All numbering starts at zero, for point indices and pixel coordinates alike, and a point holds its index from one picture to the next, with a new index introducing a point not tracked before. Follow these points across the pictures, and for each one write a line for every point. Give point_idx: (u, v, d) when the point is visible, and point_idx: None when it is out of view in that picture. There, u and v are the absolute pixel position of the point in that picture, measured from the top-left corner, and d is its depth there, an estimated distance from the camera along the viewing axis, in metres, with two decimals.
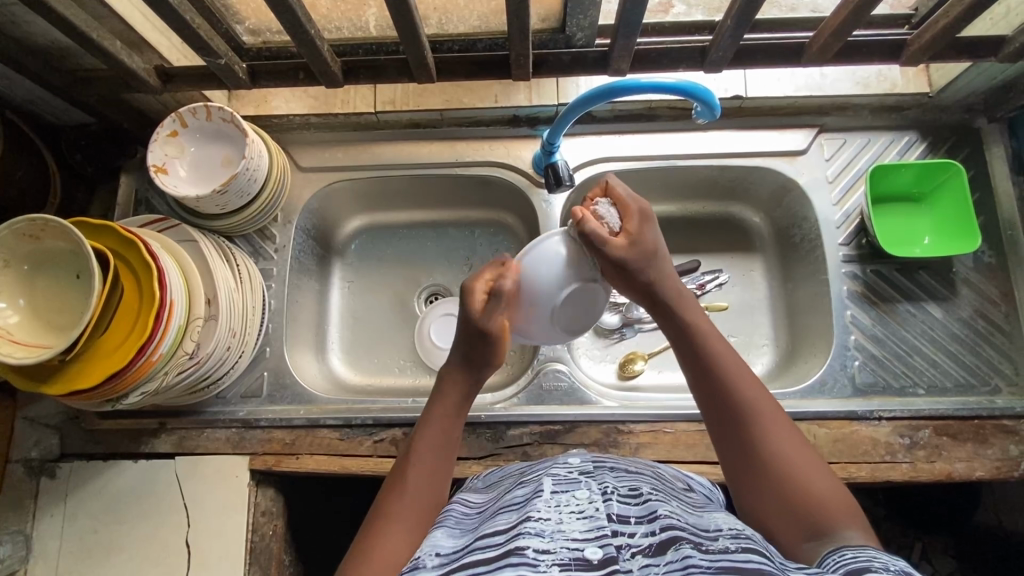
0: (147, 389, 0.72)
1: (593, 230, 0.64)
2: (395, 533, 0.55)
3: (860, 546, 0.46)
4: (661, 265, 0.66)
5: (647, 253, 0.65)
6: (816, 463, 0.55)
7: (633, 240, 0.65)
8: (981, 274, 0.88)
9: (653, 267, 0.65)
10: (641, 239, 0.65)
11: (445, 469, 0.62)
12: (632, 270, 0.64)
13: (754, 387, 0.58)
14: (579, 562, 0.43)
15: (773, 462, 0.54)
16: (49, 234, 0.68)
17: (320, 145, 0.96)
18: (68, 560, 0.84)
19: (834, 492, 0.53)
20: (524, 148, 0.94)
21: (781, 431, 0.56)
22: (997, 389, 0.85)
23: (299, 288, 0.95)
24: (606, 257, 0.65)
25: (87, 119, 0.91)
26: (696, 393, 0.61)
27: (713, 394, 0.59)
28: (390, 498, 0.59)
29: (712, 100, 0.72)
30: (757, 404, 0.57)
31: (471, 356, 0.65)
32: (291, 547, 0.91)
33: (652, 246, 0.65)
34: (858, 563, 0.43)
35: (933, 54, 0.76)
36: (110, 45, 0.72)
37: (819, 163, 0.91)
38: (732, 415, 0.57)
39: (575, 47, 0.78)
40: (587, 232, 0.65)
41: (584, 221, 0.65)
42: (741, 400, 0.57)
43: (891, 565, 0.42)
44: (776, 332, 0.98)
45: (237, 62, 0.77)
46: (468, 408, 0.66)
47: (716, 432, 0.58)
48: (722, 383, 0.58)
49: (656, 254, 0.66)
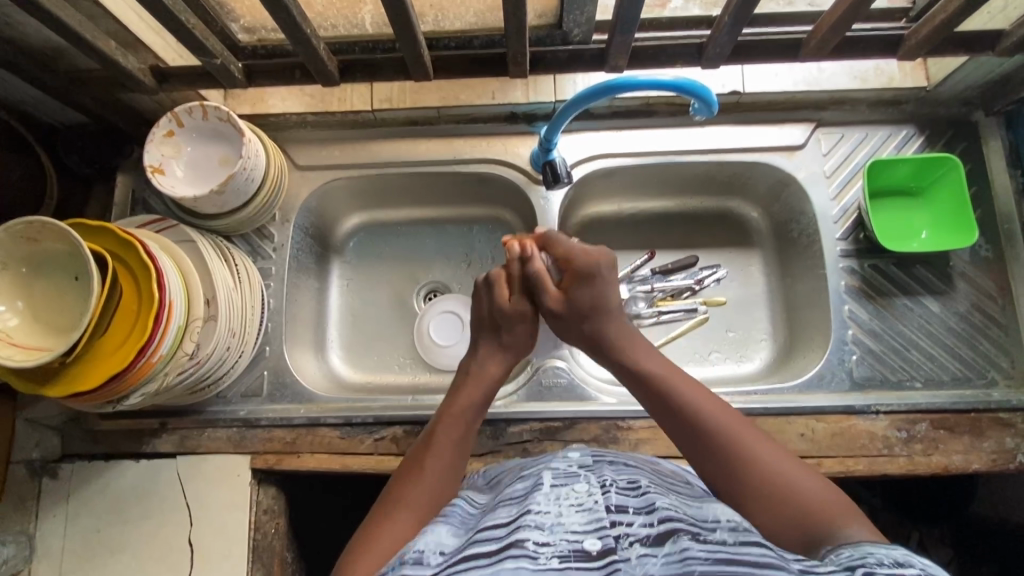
0: (148, 390, 0.72)
1: (535, 272, 0.72)
2: (401, 519, 0.56)
3: (857, 542, 0.46)
4: (609, 314, 0.70)
5: (586, 310, 0.70)
6: (790, 461, 0.57)
7: (570, 295, 0.70)
8: (979, 268, 0.89)
9: (597, 318, 0.69)
10: (580, 295, 0.70)
11: (455, 467, 0.63)
12: (570, 320, 0.70)
13: (715, 407, 0.61)
14: (579, 554, 0.43)
15: (751, 472, 0.56)
16: (47, 236, 0.68)
17: (316, 143, 0.95)
18: (72, 559, 0.84)
19: (812, 485, 0.54)
20: (522, 145, 0.94)
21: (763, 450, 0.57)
22: (994, 382, 0.85)
23: (298, 286, 0.95)
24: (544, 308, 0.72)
25: (82, 118, 0.91)
26: (663, 428, 0.63)
27: (679, 425, 0.61)
28: (403, 487, 0.60)
29: (709, 96, 0.72)
30: (722, 425, 0.59)
31: (507, 338, 0.72)
32: (293, 545, 0.92)
33: (588, 298, 0.70)
34: (853, 562, 0.43)
35: (932, 48, 0.76)
36: (104, 46, 0.71)
37: (816, 158, 0.91)
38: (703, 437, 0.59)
39: (572, 43, 0.77)
40: (529, 278, 0.73)
41: (528, 270, 0.73)
42: (707, 424, 0.59)
43: (883, 559, 0.43)
44: (775, 327, 0.98)
45: (233, 62, 0.77)
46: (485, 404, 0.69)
47: (694, 457, 0.60)
48: (682, 415, 0.61)
49: (601, 309, 0.70)
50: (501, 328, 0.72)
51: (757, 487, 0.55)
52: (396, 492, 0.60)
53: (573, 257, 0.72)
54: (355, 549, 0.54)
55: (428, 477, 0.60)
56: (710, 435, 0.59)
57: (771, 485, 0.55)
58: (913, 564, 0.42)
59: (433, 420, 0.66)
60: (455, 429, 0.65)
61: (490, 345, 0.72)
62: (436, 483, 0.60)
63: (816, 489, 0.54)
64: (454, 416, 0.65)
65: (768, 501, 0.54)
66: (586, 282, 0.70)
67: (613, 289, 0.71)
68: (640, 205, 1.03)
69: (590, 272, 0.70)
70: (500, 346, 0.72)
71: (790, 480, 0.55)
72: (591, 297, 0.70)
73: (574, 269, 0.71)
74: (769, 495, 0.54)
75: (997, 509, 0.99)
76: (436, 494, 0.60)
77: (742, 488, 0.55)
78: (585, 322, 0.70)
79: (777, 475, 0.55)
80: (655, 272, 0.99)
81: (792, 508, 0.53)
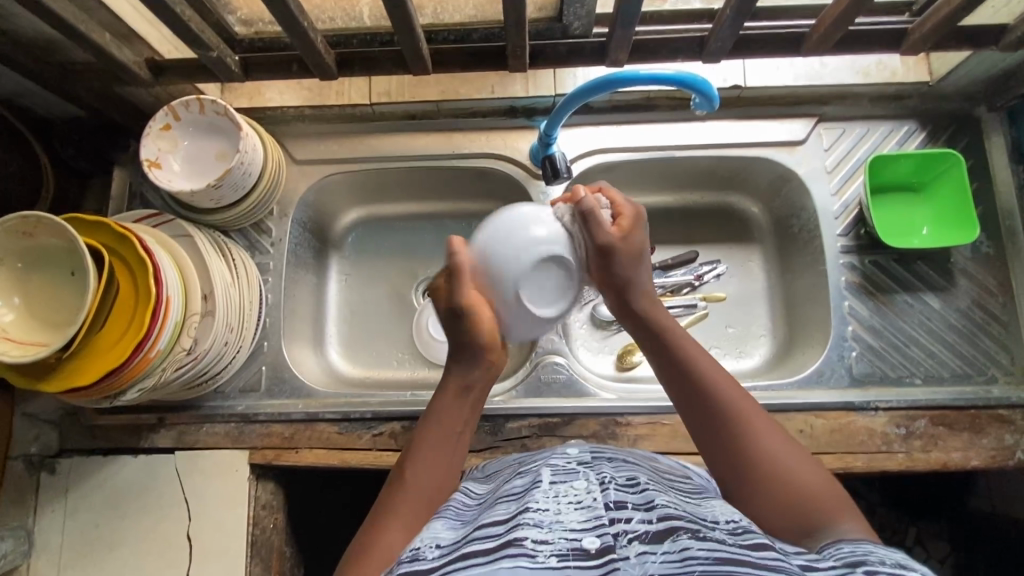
0: (145, 384, 0.72)
1: (592, 205, 0.64)
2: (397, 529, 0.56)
3: (857, 538, 0.46)
4: (641, 269, 0.67)
5: (635, 253, 0.66)
6: (798, 452, 0.56)
7: (626, 236, 0.65)
8: (979, 265, 0.88)
9: (634, 270, 0.66)
10: (635, 238, 0.66)
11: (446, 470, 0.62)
12: (619, 260, 0.65)
13: (728, 382, 0.61)
14: (577, 552, 0.43)
15: (757, 456, 0.56)
16: (43, 231, 0.67)
17: (314, 137, 0.95)
18: (70, 554, 0.84)
19: (813, 476, 0.54)
20: (522, 139, 0.93)
21: (769, 434, 0.57)
22: (993, 378, 0.85)
23: (296, 281, 0.95)
24: (596, 243, 0.64)
25: (78, 111, 0.90)
26: (675, 400, 0.62)
27: (689, 395, 0.61)
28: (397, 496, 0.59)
29: (710, 91, 0.71)
30: (734, 399, 0.59)
31: (462, 348, 0.65)
32: (291, 540, 0.92)
33: (638, 244, 0.66)
34: (855, 557, 0.43)
35: (934, 43, 0.75)
36: (99, 38, 0.70)
37: (817, 153, 0.91)
38: (711, 408, 0.59)
39: (571, 36, 0.77)
40: (589, 208, 0.64)
41: (583, 201, 0.65)
42: (719, 397, 0.59)
43: (887, 558, 0.43)
44: (774, 323, 0.98)
45: (230, 54, 0.76)
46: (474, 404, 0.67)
47: (700, 427, 0.60)
48: (694, 384, 0.61)
49: (642, 258, 0.67)
50: (462, 331, 0.64)
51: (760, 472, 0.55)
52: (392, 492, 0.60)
53: (624, 204, 0.68)
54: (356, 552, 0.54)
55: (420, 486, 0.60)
56: (720, 408, 0.59)
57: (774, 473, 0.54)
58: (915, 567, 0.42)
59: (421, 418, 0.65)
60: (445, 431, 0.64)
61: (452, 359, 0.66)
62: (432, 480, 0.61)
63: (815, 483, 0.54)
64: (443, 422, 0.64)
65: (765, 485, 0.54)
66: (639, 226, 0.67)
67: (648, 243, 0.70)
68: (640, 200, 1.02)
69: (642, 218, 0.68)
70: (468, 354, 0.65)
71: (793, 471, 0.54)
72: (641, 244, 0.67)
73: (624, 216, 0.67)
74: (771, 482, 0.54)
75: (994, 506, 0.99)
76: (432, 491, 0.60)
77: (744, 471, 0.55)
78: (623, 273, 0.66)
79: (782, 464, 0.55)
80: (655, 267, 0.99)
81: (792, 495, 0.53)
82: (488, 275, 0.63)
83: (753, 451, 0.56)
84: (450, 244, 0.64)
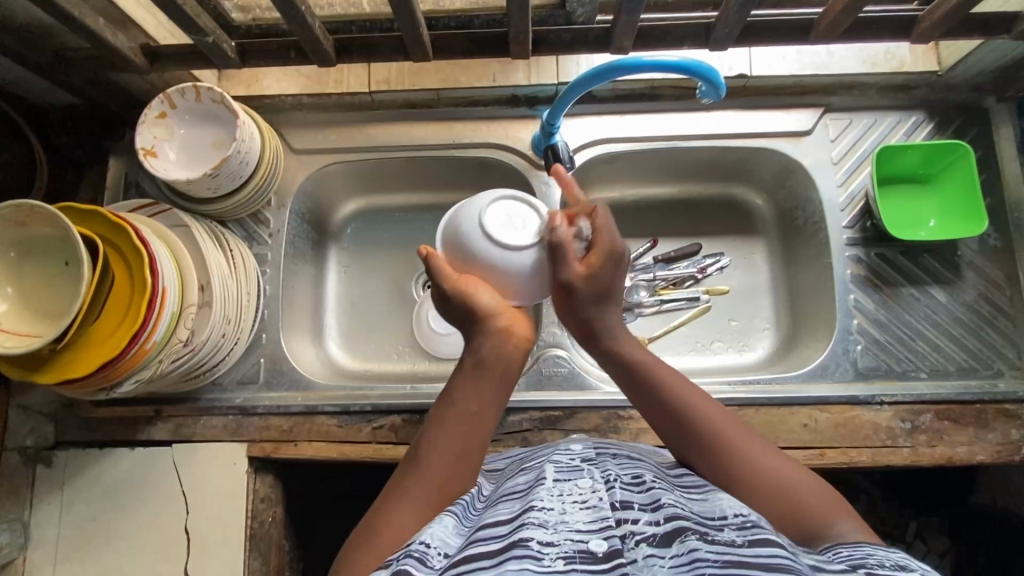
0: (142, 377, 0.71)
1: (562, 238, 0.62)
2: (404, 511, 0.54)
3: (856, 542, 0.45)
4: (612, 303, 0.64)
5: (602, 293, 0.63)
6: (788, 464, 0.55)
7: (592, 275, 0.62)
8: (986, 257, 0.87)
9: (603, 304, 0.64)
10: (603, 277, 0.63)
11: (465, 457, 0.59)
12: (582, 299, 0.63)
13: (704, 403, 0.60)
14: (584, 554, 0.42)
15: (745, 472, 0.54)
16: (36, 219, 0.66)
17: (312, 126, 0.93)
18: (67, 547, 0.83)
19: (806, 482, 0.53)
20: (524, 129, 0.92)
21: (753, 447, 0.56)
22: (1000, 373, 0.84)
23: (295, 273, 0.94)
24: (558, 280, 0.63)
25: (72, 99, 0.88)
26: (656, 428, 0.61)
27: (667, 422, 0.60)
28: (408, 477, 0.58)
29: (716, 79, 0.70)
30: (712, 421, 0.58)
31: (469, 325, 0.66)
32: (289, 533, 0.92)
33: (609, 282, 0.63)
34: (855, 560, 0.42)
35: (944, 31, 0.74)
36: (92, 23, 0.69)
37: (823, 144, 0.90)
38: (690, 434, 0.58)
39: (575, 24, 0.75)
40: (556, 243, 0.62)
41: (556, 233, 0.62)
42: (695, 422, 0.58)
43: (885, 560, 0.42)
44: (777, 316, 0.97)
45: (227, 41, 0.75)
46: (499, 387, 0.63)
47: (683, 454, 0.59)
48: (670, 410, 0.60)
49: (612, 296, 0.64)
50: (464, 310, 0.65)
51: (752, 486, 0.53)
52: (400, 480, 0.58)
53: (601, 239, 0.63)
54: (356, 543, 0.53)
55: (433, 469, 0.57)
56: (699, 434, 0.57)
57: (767, 483, 0.53)
58: (915, 567, 0.40)
59: (437, 401, 0.63)
60: (463, 416, 0.61)
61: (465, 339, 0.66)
62: (447, 463, 0.58)
63: (811, 488, 0.53)
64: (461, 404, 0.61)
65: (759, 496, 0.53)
66: (612, 266, 0.63)
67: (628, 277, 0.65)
68: (643, 191, 1.01)
69: (617, 256, 0.63)
70: (476, 330, 0.64)
71: (784, 478, 0.53)
72: (610, 282, 0.63)
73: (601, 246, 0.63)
74: (766, 493, 0.53)
75: (996, 500, 0.98)
76: (444, 476, 0.57)
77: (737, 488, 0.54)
78: (589, 309, 0.63)
79: (771, 473, 0.54)
80: (659, 259, 0.98)
81: (789, 502, 0.52)
82: (467, 251, 0.65)
83: (741, 467, 0.55)
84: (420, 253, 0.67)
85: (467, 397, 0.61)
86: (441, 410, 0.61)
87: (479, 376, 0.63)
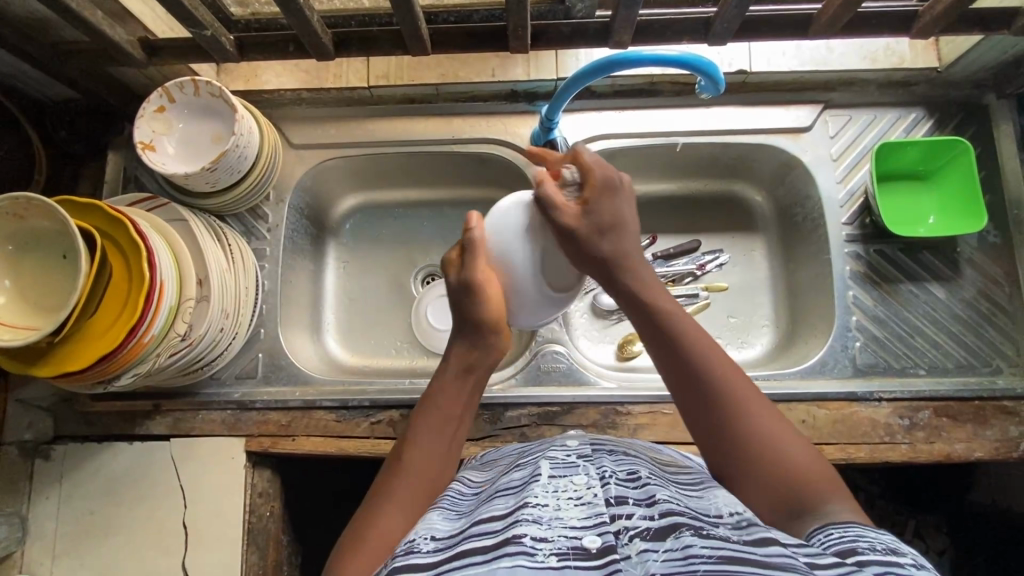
0: (139, 371, 0.71)
1: (549, 194, 0.61)
2: (393, 510, 0.55)
3: (846, 520, 0.46)
4: (626, 234, 0.63)
5: (609, 225, 0.62)
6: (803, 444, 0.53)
7: (592, 208, 0.61)
8: (986, 254, 0.87)
9: (616, 239, 0.62)
10: (600, 206, 0.61)
11: (446, 458, 0.62)
12: (589, 240, 0.60)
13: (727, 366, 0.57)
14: (577, 551, 0.42)
15: (753, 439, 0.53)
16: (33, 213, 0.66)
17: (312, 121, 0.93)
18: (65, 541, 0.83)
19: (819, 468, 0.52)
20: (523, 125, 0.92)
21: (771, 423, 0.54)
22: (998, 370, 0.84)
23: (294, 268, 0.94)
24: (558, 227, 0.61)
25: (71, 93, 0.88)
26: (670, 382, 0.59)
27: (684, 379, 0.57)
28: (394, 477, 0.59)
29: (716, 74, 0.70)
30: (732, 385, 0.56)
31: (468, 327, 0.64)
32: (287, 527, 0.92)
33: (613, 213, 0.62)
34: (844, 545, 0.42)
35: (944, 26, 0.73)
36: (90, 15, 0.69)
37: (822, 141, 0.89)
38: (707, 394, 0.56)
39: (574, 19, 0.75)
40: (544, 194, 0.61)
41: (544, 187, 0.61)
42: (715, 384, 0.56)
43: (877, 544, 0.42)
44: (776, 313, 0.97)
45: (225, 34, 0.74)
46: (477, 390, 0.66)
47: (695, 412, 0.56)
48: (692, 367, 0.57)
49: (619, 226, 0.62)
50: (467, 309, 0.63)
51: (756, 453, 0.53)
52: (388, 481, 0.59)
53: (592, 172, 0.62)
54: (349, 546, 0.53)
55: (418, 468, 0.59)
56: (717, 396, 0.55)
57: (769, 460, 0.52)
58: (905, 552, 0.41)
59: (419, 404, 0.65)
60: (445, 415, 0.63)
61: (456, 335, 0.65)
62: (431, 464, 0.60)
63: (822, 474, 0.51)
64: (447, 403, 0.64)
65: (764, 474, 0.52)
66: (610, 193, 0.62)
67: (631, 207, 0.64)
68: (642, 187, 1.01)
69: (612, 184, 0.63)
70: (470, 331, 0.64)
71: (790, 451, 0.52)
72: (612, 212, 0.62)
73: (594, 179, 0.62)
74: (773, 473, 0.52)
75: (994, 498, 0.98)
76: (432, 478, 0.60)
77: (738, 459, 0.53)
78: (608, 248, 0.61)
79: (780, 447, 0.53)
80: (657, 257, 0.97)
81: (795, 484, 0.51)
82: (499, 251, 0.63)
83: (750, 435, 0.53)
84: (464, 221, 0.64)
85: (450, 394, 0.64)
86: (425, 411, 0.63)
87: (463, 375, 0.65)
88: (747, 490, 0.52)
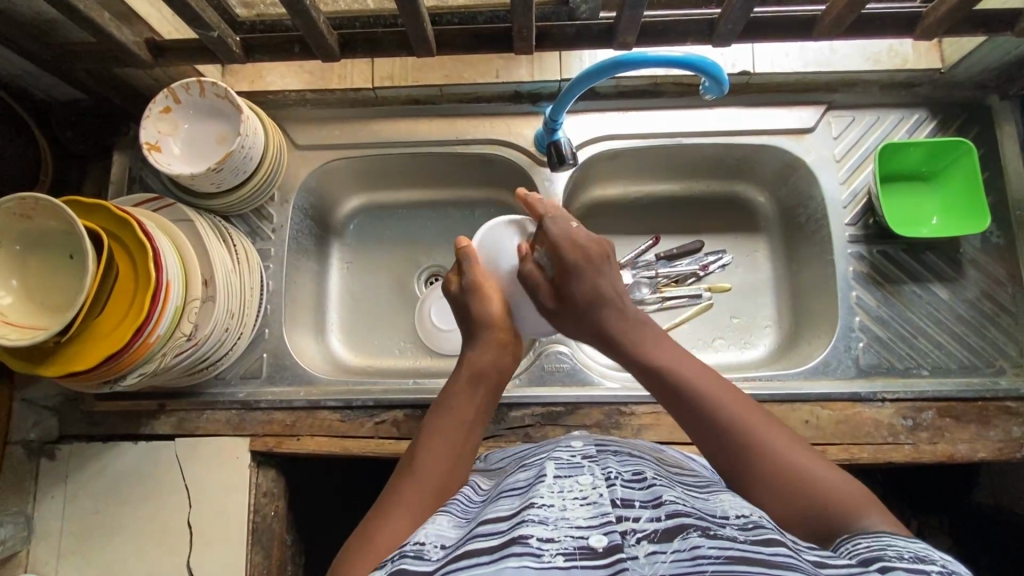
0: (144, 370, 0.71)
1: (529, 277, 0.71)
2: (407, 509, 0.56)
3: (877, 531, 0.45)
4: (614, 301, 0.68)
5: (594, 296, 0.68)
6: (814, 459, 0.54)
7: (566, 288, 0.69)
8: (989, 255, 0.87)
9: (604, 304, 0.68)
10: (577, 287, 0.68)
11: (460, 458, 0.63)
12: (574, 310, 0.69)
13: (728, 397, 0.58)
14: (584, 551, 0.42)
15: (767, 462, 0.53)
16: (40, 213, 0.66)
17: (316, 122, 0.93)
18: (70, 541, 0.84)
19: (835, 478, 0.52)
20: (526, 126, 0.92)
21: (781, 442, 0.55)
22: (1001, 370, 0.84)
23: (298, 268, 0.94)
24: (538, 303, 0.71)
25: (76, 94, 0.89)
26: (680, 423, 0.60)
27: (691, 416, 0.59)
28: (407, 476, 0.60)
29: (721, 75, 0.70)
30: (736, 415, 0.57)
31: (476, 327, 0.71)
32: (291, 526, 0.92)
33: (592, 288, 0.68)
34: (871, 553, 0.42)
35: (948, 28, 0.74)
36: (97, 17, 0.69)
37: (826, 142, 0.90)
38: (714, 428, 0.57)
39: (578, 20, 0.75)
40: (524, 278, 0.72)
41: (523, 268, 0.72)
42: (721, 418, 0.57)
43: (903, 552, 0.42)
44: (779, 313, 0.97)
45: (231, 36, 0.75)
46: (488, 392, 0.68)
47: (707, 448, 0.57)
48: (694, 404, 0.59)
49: (602, 297, 0.68)
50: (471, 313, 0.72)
51: (773, 474, 0.53)
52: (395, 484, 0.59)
53: (563, 258, 0.69)
54: (354, 545, 0.53)
55: (431, 467, 0.60)
56: (723, 428, 0.56)
57: (785, 477, 0.52)
58: (934, 560, 0.41)
59: (432, 409, 0.67)
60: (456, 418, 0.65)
61: (470, 341, 0.71)
62: (443, 463, 0.61)
63: (838, 481, 0.52)
64: (460, 408, 0.66)
65: (786, 492, 0.52)
66: (583, 274, 0.68)
67: (613, 278, 0.70)
68: (646, 188, 1.01)
69: (585, 266, 0.69)
70: (479, 335, 0.71)
71: (804, 466, 0.53)
72: (590, 287, 0.68)
73: (563, 265, 0.69)
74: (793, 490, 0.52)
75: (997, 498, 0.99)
76: (438, 480, 0.59)
77: (755, 480, 0.53)
78: (597, 313, 0.68)
79: (793, 464, 0.53)
80: (660, 257, 0.97)
81: (814, 498, 0.51)
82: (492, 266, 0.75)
83: (764, 457, 0.54)
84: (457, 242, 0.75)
85: (460, 399, 0.66)
86: (434, 421, 0.65)
87: (475, 383, 0.67)
88: (766, 506, 0.52)
